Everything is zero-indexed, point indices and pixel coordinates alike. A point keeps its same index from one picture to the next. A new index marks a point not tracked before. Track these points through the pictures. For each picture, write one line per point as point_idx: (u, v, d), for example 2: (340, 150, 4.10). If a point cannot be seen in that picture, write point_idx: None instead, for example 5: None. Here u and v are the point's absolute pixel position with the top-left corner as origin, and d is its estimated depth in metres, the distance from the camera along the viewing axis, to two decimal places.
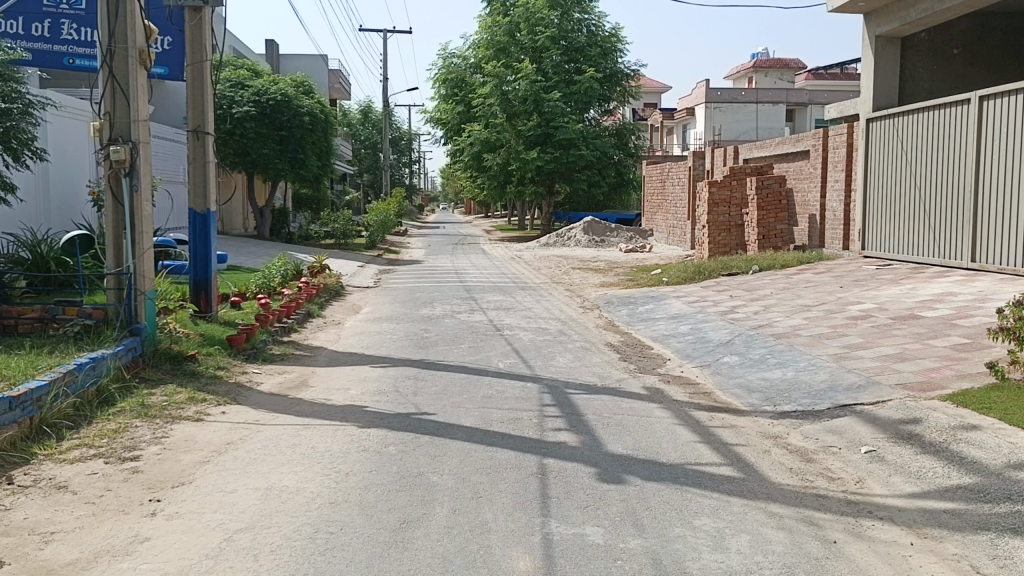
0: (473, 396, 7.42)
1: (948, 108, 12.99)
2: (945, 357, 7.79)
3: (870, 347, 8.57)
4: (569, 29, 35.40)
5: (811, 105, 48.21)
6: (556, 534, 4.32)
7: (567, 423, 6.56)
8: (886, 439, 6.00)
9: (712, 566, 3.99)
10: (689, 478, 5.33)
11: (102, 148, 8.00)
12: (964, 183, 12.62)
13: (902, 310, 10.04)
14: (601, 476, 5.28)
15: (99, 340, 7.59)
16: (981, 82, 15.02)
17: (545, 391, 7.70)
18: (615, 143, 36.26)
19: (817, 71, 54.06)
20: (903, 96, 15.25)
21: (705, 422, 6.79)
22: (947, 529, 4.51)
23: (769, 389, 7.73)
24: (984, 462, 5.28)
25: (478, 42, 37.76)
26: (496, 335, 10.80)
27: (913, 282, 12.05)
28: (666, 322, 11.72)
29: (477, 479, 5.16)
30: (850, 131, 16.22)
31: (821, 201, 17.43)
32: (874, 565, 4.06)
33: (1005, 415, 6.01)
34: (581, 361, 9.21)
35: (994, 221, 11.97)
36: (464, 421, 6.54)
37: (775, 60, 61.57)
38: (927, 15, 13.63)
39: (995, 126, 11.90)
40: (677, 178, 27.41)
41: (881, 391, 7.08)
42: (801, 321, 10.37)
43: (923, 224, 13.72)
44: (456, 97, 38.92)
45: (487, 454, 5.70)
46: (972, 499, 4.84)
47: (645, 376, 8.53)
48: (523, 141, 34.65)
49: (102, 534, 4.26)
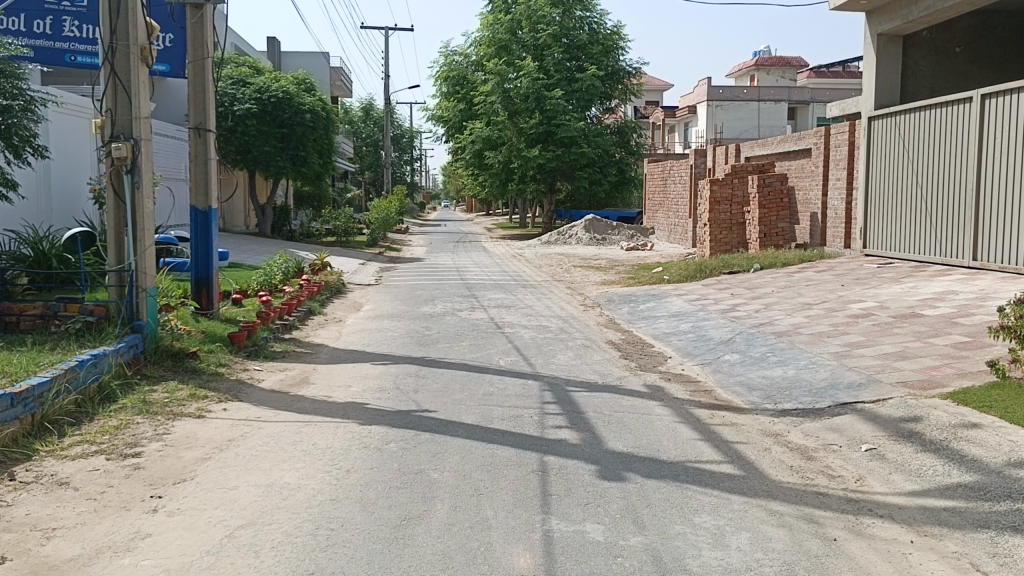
0: (473, 393, 7.43)
1: (949, 106, 12.97)
2: (945, 355, 7.79)
3: (870, 345, 8.58)
4: (570, 28, 35.38)
5: (813, 104, 48.15)
6: (557, 532, 4.33)
7: (568, 421, 6.57)
8: (886, 437, 6.01)
9: (712, 564, 4.00)
10: (690, 475, 5.34)
11: (103, 146, 8.01)
12: (965, 182, 12.61)
13: (902, 308, 10.05)
14: (602, 474, 5.29)
15: (101, 337, 7.60)
16: (983, 80, 15.01)
17: (546, 388, 7.71)
18: (616, 141, 36.26)
19: (819, 70, 54.01)
20: (905, 95, 15.24)
21: (706, 420, 6.80)
22: (947, 527, 4.52)
23: (770, 387, 7.75)
24: (985, 460, 5.28)
25: (479, 39, 37.73)
26: (497, 332, 10.81)
27: (914, 280, 12.05)
28: (667, 320, 11.72)
29: (477, 476, 5.17)
30: (851, 129, 16.20)
31: (822, 200, 17.43)
32: (875, 563, 4.07)
33: (1005, 414, 6.01)
34: (582, 358, 9.22)
35: (995, 220, 11.96)
36: (464, 418, 6.55)
37: (777, 59, 61.49)
38: (929, 13, 13.62)
39: (995, 125, 11.89)
40: (679, 177, 27.40)
41: (881, 388, 7.09)
42: (802, 319, 10.38)
43: (925, 222, 13.71)
44: (457, 95, 38.92)
45: (488, 451, 5.71)
46: (973, 497, 4.84)
47: (646, 374, 8.53)
48: (524, 139, 34.64)
49: (103, 530, 4.27)
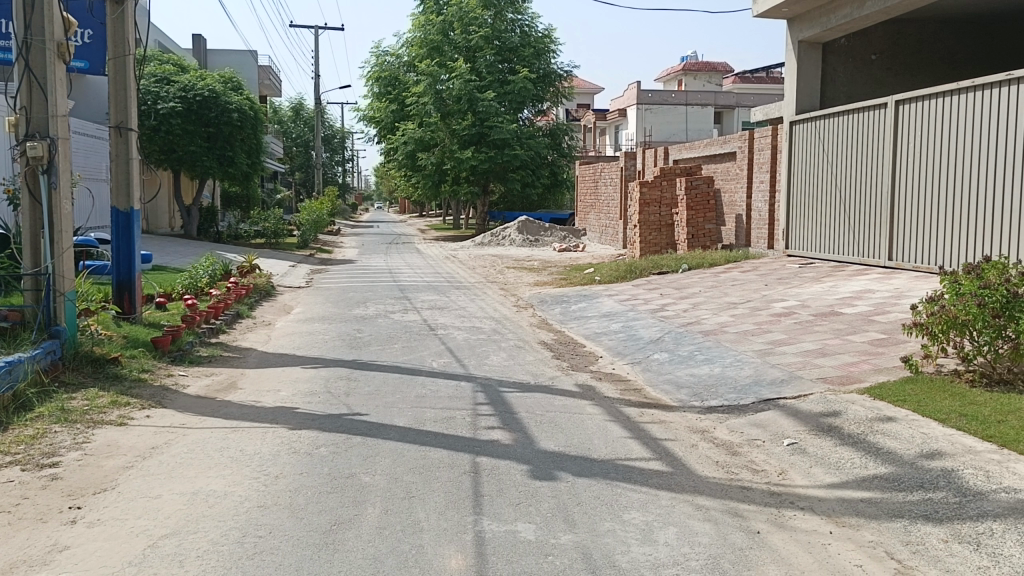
0: (406, 396, 7.40)
1: (867, 112, 13.47)
2: (863, 352, 8.10)
3: (793, 343, 8.86)
4: (502, 30, 35.49)
5: (739, 108, 49.33)
6: (488, 532, 4.35)
7: (501, 422, 6.60)
8: (807, 432, 6.22)
9: (641, 559, 4.08)
10: (620, 473, 5.43)
11: (17, 145, 7.69)
12: (881, 184, 13.12)
13: (823, 306, 10.41)
14: (534, 474, 5.33)
15: (16, 343, 7.30)
16: (898, 87, 15.62)
17: (479, 389, 7.73)
18: (548, 143, 36.56)
19: (745, 75, 55.39)
20: (824, 100, 15.77)
21: (636, 418, 6.92)
22: (864, 518, 4.70)
23: (697, 384, 7.93)
24: (899, 452, 5.51)
25: (411, 40, 37.54)
26: (430, 334, 10.78)
27: (834, 279, 12.48)
28: (599, 320, 11.88)
29: (409, 479, 5.15)
30: (775, 133, 16.68)
31: (747, 202, 17.89)
32: (796, 554, 4.21)
33: (918, 407, 6.28)
34: (515, 359, 9.27)
35: (909, 221, 12.47)
36: (397, 421, 6.52)
37: (703, 64, 62.82)
38: (846, 21, 14.10)
39: (910, 129, 12.39)
40: (610, 179, 27.76)
41: (803, 384, 7.33)
42: (728, 318, 10.65)
43: (844, 224, 14.21)
44: (389, 95, 38.64)
45: (420, 453, 5.69)
46: (888, 488, 5.05)
47: (578, 374, 8.63)
48: (457, 140, 34.59)
49: (18, 544, 4.11)
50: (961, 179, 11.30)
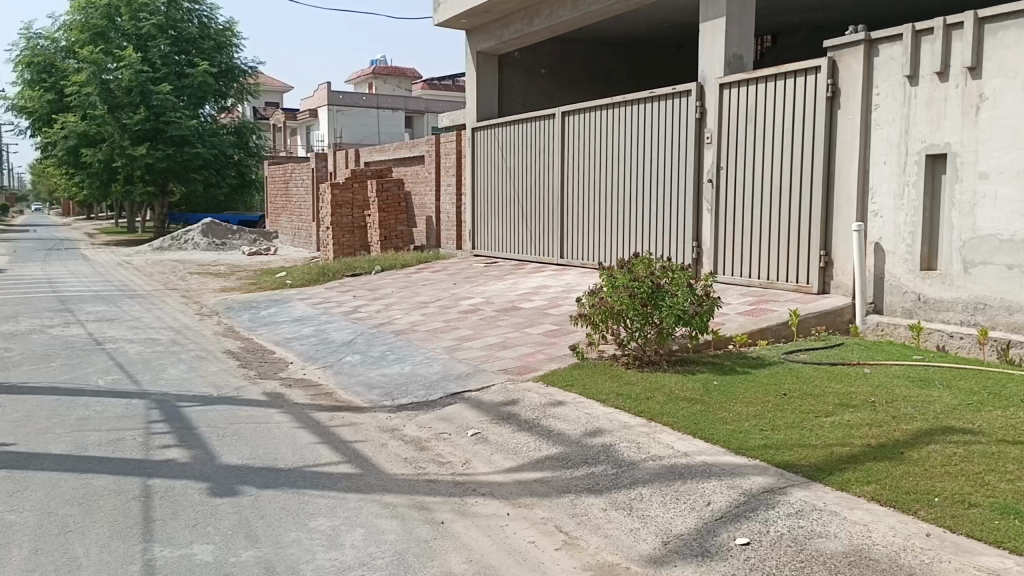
0: (63, 420, 6.59)
1: (538, 121, 14.59)
2: (539, 343, 8.75)
3: (477, 338, 9.31)
4: (177, 19, 33.11)
5: (429, 113, 50.85)
6: (159, 560, 4.01)
7: (178, 439, 6.13)
8: (489, 421, 6.56)
9: (326, 566, 4.01)
10: (308, 480, 5.31)
11: None
12: (552, 189, 14.29)
13: (504, 302, 11.07)
14: (214, 491, 5.02)
15: None
16: (565, 100, 17.09)
17: (153, 406, 7.12)
18: (234, 142, 34.96)
19: (433, 82, 57.23)
20: (502, 109, 16.79)
21: (326, 422, 6.82)
22: (537, 497, 5.06)
23: (388, 384, 8.02)
24: (567, 433, 6.02)
25: (69, 22, 33.62)
26: (96, 349, 9.72)
27: (515, 277, 13.35)
28: (290, 324, 11.54)
29: (65, 512, 4.59)
30: (459, 138, 17.44)
31: (435, 204, 18.50)
32: (476, 539, 4.41)
33: (583, 390, 6.93)
34: (196, 371, 8.68)
35: (575, 223, 13.74)
36: (52, 449, 5.78)
37: (393, 68, 63.77)
38: (518, 36, 15.11)
39: (574, 139, 13.64)
40: (301, 181, 27.13)
41: (485, 377, 7.74)
42: (418, 317, 10.91)
43: (521, 225, 15.27)
44: (43, 83, 34.26)
45: (80, 482, 5.10)
46: (558, 467, 5.48)
47: (265, 382, 8.30)
48: (128, 135, 31.50)
49: None
50: (615, 186, 12.66)
